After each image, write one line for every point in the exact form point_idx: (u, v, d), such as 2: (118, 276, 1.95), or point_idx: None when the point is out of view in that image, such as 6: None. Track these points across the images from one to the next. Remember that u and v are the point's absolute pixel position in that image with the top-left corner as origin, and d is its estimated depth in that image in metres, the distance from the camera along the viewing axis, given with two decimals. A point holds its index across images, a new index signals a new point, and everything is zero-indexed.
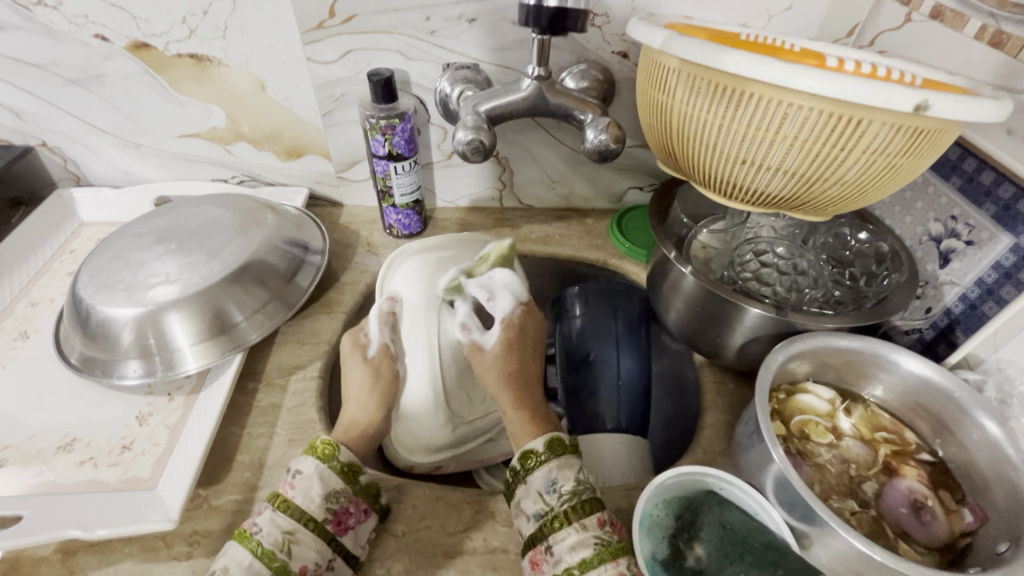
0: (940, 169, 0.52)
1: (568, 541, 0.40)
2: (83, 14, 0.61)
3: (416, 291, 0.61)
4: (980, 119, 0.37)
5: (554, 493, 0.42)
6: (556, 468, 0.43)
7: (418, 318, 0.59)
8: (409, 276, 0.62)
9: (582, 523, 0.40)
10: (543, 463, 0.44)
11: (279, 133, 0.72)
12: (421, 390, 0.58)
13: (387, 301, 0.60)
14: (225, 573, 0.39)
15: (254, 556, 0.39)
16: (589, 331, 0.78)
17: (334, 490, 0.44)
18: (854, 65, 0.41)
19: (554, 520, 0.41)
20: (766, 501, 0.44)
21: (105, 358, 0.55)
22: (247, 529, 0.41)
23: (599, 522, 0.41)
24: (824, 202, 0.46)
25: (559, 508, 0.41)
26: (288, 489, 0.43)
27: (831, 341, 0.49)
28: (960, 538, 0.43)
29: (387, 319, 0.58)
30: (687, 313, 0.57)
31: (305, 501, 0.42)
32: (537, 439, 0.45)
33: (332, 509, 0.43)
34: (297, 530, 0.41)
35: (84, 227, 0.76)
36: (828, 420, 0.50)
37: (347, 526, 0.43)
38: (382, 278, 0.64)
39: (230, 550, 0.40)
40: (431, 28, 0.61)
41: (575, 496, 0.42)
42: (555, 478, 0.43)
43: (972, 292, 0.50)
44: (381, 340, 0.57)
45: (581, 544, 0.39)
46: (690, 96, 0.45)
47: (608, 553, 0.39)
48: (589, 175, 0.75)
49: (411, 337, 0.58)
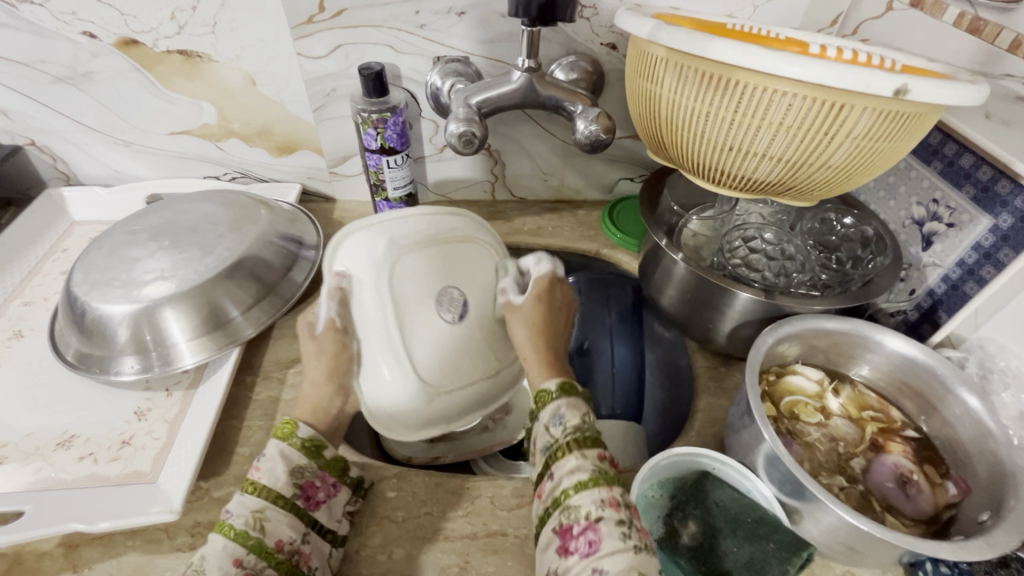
0: (921, 154, 0.54)
1: (566, 468, 0.39)
2: (70, 11, 0.61)
3: (367, 262, 0.49)
4: (958, 103, 0.38)
5: (560, 425, 0.41)
6: (568, 404, 0.43)
7: (366, 295, 0.49)
8: (358, 243, 0.50)
9: (583, 452, 0.40)
10: (554, 399, 0.43)
11: (270, 130, 0.72)
12: (395, 378, 0.48)
13: (335, 276, 0.49)
14: (201, 558, 0.38)
15: (226, 540, 0.39)
16: (584, 322, 0.82)
17: (298, 466, 0.43)
18: (835, 51, 0.42)
19: (558, 451, 0.40)
20: (757, 479, 0.45)
21: (101, 354, 0.55)
22: (221, 517, 0.40)
23: (600, 455, 0.40)
24: (812, 186, 0.47)
25: (563, 440, 0.41)
26: (253, 472, 0.42)
27: (818, 323, 0.50)
28: (944, 510, 0.44)
29: (338, 294, 0.49)
30: (679, 300, 0.58)
31: (271, 481, 0.42)
32: (551, 380, 0.45)
33: (300, 484, 0.43)
34: (267, 507, 0.41)
35: (75, 226, 0.76)
36: (817, 400, 0.51)
37: (318, 501, 0.44)
38: (326, 253, 0.51)
39: (208, 541, 0.39)
40: (421, 22, 0.62)
41: (580, 430, 0.41)
42: (564, 414, 0.42)
43: (954, 273, 0.51)
44: (326, 316, 0.49)
45: (579, 469, 0.39)
46: (678, 84, 0.45)
47: (603, 480, 0.38)
48: (581, 167, 0.76)
49: (362, 318, 0.49)
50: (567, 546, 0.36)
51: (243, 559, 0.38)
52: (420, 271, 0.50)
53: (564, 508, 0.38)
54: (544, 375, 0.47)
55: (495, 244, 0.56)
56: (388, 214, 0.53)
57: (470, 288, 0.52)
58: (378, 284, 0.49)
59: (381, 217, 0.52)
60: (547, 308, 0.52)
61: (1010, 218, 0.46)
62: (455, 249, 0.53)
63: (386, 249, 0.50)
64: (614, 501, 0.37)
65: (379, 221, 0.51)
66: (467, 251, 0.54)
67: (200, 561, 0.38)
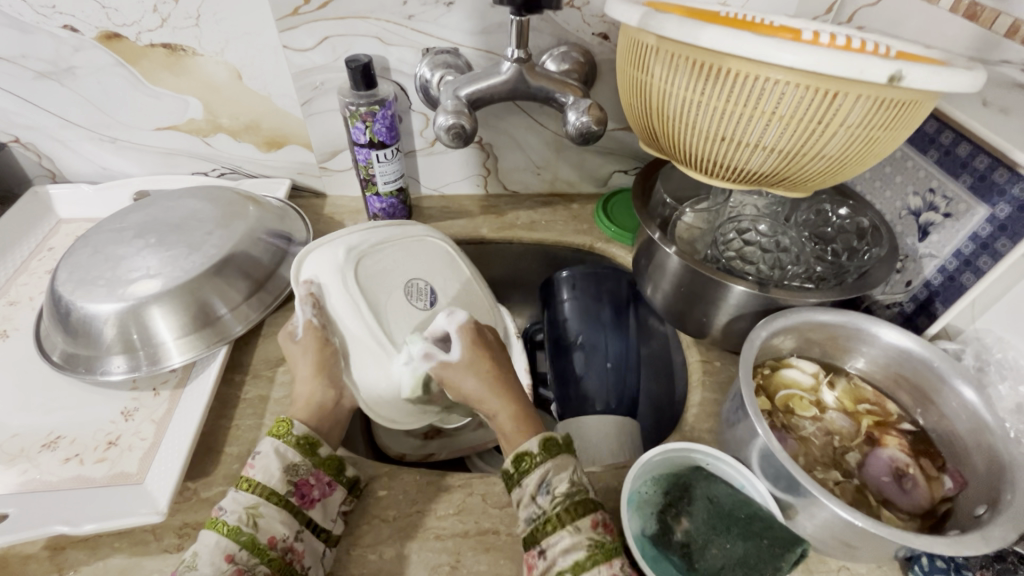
0: (917, 143, 0.53)
1: (561, 544, 0.39)
2: (50, 4, 0.60)
3: (332, 267, 0.54)
4: (953, 90, 0.38)
5: (548, 495, 0.41)
6: (552, 468, 0.42)
7: (338, 297, 0.52)
8: (322, 251, 0.55)
9: (575, 525, 0.39)
10: (540, 464, 0.42)
11: (257, 124, 0.71)
12: (381, 365, 0.51)
13: (303, 285, 0.53)
14: (194, 556, 0.38)
15: (220, 535, 0.39)
16: (578, 316, 0.78)
17: (293, 464, 0.44)
18: (829, 38, 0.41)
19: (548, 523, 0.40)
20: (750, 473, 0.45)
21: (88, 354, 0.54)
22: (213, 515, 0.41)
23: (593, 523, 0.40)
24: (806, 176, 0.46)
25: (552, 511, 0.40)
26: (248, 470, 0.43)
27: (813, 316, 0.49)
28: (940, 503, 0.44)
29: (309, 300, 0.52)
30: (673, 294, 0.58)
31: (265, 478, 0.42)
32: (532, 440, 0.43)
33: (294, 482, 0.43)
34: (260, 504, 0.41)
35: (62, 224, 0.75)
36: (812, 394, 0.51)
37: (313, 499, 0.44)
38: (292, 269, 0.55)
39: (199, 538, 0.40)
40: (409, 13, 0.60)
41: (569, 497, 0.40)
42: (550, 480, 0.41)
43: (951, 264, 0.50)
44: (305, 319, 0.51)
45: (575, 546, 0.39)
46: (669, 74, 0.44)
47: (602, 555, 0.38)
48: (574, 160, 0.75)
49: (339, 314, 0.52)
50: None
51: (235, 554, 0.39)
52: (381, 269, 0.55)
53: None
54: (519, 433, 0.44)
55: (446, 242, 0.62)
56: (345, 231, 0.58)
57: (430, 276, 0.58)
58: (347, 285, 0.53)
59: (341, 233, 0.58)
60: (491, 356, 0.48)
61: (1007, 207, 0.45)
62: (412, 246, 0.59)
63: (349, 254, 0.55)
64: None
65: (339, 236, 0.57)
66: (421, 246, 0.60)
67: (192, 559, 0.38)
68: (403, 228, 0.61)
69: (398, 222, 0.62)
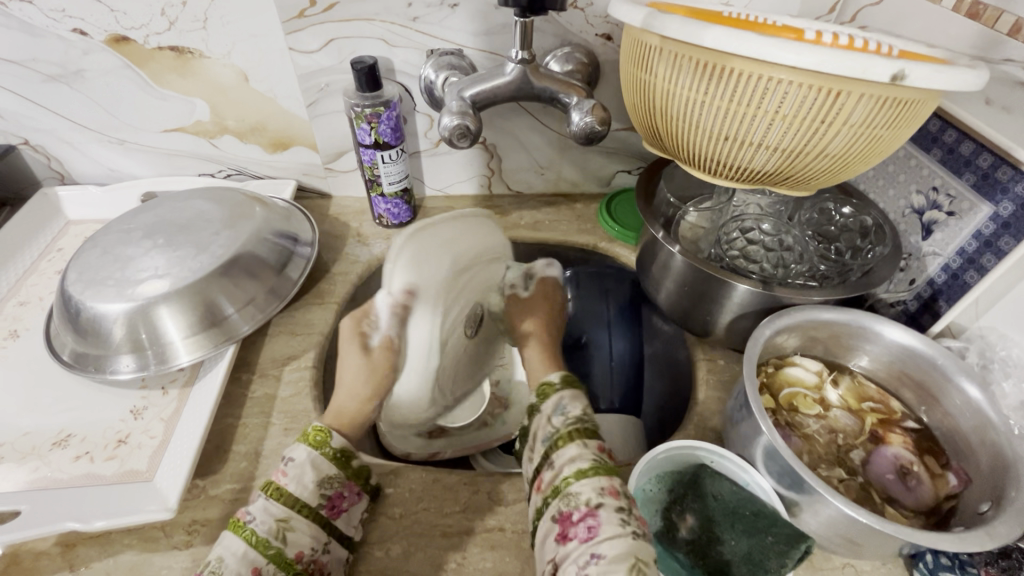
0: (921, 142, 0.53)
1: (567, 456, 0.41)
2: (60, 8, 0.60)
3: (433, 281, 0.55)
4: (956, 88, 0.38)
5: (563, 416, 0.45)
6: (568, 396, 0.47)
7: (427, 315, 0.55)
8: (421, 258, 0.54)
9: (584, 442, 0.42)
10: (558, 391, 0.47)
11: (263, 126, 0.71)
12: (419, 383, 0.58)
13: (403, 295, 0.53)
14: (220, 562, 0.39)
15: (249, 545, 0.39)
16: (582, 315, 0.80)
17: (327, 477, 0.44)
18: (831, 37, 0.42)
19: (560, 439, 0.43)
20: (755, 471, 0.45)
21: (97, 353, 0.55)
22: (240, 518, 0.41)
23: (600, 447, 0.42)
24: (809, 175, 0.46)
25: (565, 429, 0.43)
26: (280, 477, 0.43)
27: (816, 315, 0.50)
28: (946, 501, 0.44)
29: (399, 313, 0.53)
30: (677, 293, 0.58)
31: (298, 488, 0.43)
32: (555, 375, 0.50)
33: (326, 494, 0.43)
34: (291, 516, 0.41)
35: (71, 226, 0.75)
36: (816, 392, 0.51)
37: (341, 509, 0.44)
38: (388, 261, 0.53)
39: (225, 541, 0.40)
40: (414, 15, 0.61)
41: (580, 419, 0.44)
42: (566, 406, 0.45)
43: (954, 262, 0.50)
44: (386, 332, 0.53)
45: (579, 458, 0.41)
46: (673, 73, 0.45)
47: (604, 470, 0.40)
48: (577, 159, 0.76)
49: (416, 332, 0.55)
50: (566, 533, 0.37)
51: (261, 568, 0.39)
52: (465, 288, 0.59)
53: (562, 496, 0.39)
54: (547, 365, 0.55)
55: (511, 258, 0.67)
56: (441, 224, 0.57)
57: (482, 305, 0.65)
58: (437, 307, 0.55)
59: (433, 224, 0.56)
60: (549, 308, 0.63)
61: (1011, 206, 0.45)
62: (489, 271, 0.63)
63: (451, 270, 0.56)
64: (613, 490, 0.38)
65: (433, 228, 0.55)
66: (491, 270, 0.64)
67: (218, 564, 0.38)
68: (489, 226, 0.63)
69: (479, 216, 0.62)
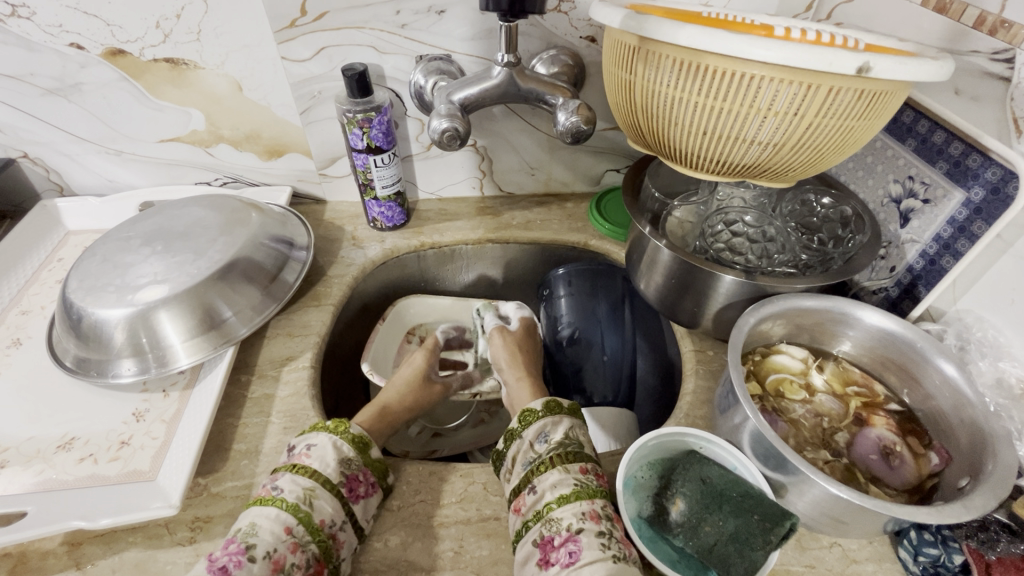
0: (896, 133, 0.55)
1: (549, 481, 0.45)
2: (57, 23, 0.62)
3: None
4: (920, 79, 0.39)
5: (545, 442, 0.49)
6: (551, 423, 0.51)
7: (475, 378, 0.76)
8: None
9: (564, 467, 0.46)
10: (540, 418, 0.51)
11: (258, 134, 0.73)
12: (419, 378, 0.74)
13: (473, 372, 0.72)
14: (253, 526, 0.41)
15: (280, 509, 0.42)
16: (576, 313, 0.78)
17: (346, 458, 0.47)
18: (800, 33, 0.43)
19: (541, 464, 0.47)
20: (743, 456, 0.46)
21: (99, 358, 0.56)
22: (267, 493, 0.44)
23: (582, 469, 0.46)
24: (786, 166, 0.48)
25: (546, 455, 0.47)
26: (304, 459, 0.46)
27: (798, 302, 0.51)
28: (928, 479, 0.45)
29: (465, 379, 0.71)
30: (665, 287, 0.59)
31: (321, 466, 0.46)
32: (536, 401, 0.53)
33: (345, 474, 0.46)
34: (315, 487, 0.44)
35: (70, 236, 0.77)
36: (801, 377, 0.53)
37: (359, 494, 0.46)
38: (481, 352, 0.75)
39: (255, 512, 0.43)
40: (402, 22, 0.63)
41: (563, 445, 0.48)
42: (548, 431, 0.50)
43: (931, 248, 0.52)
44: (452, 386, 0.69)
45: (560, 483, 0.45)
46: (651, 71, 0.46)
47: (585, 493, 0.44)
48: (566, 160, 0.78)
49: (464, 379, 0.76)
50: (548, 557, 0.41)
51: (293, 528, 0.42)
52: None
53: (545, 521, 0.43)
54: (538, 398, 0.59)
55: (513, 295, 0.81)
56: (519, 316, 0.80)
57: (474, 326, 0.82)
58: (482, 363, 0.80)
59: None
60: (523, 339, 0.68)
61: (981, 191, 0.47)
62: None
63: None
64: (593, 515, 0.43)
65: None
66: None
67: (253, 527, 0.41)
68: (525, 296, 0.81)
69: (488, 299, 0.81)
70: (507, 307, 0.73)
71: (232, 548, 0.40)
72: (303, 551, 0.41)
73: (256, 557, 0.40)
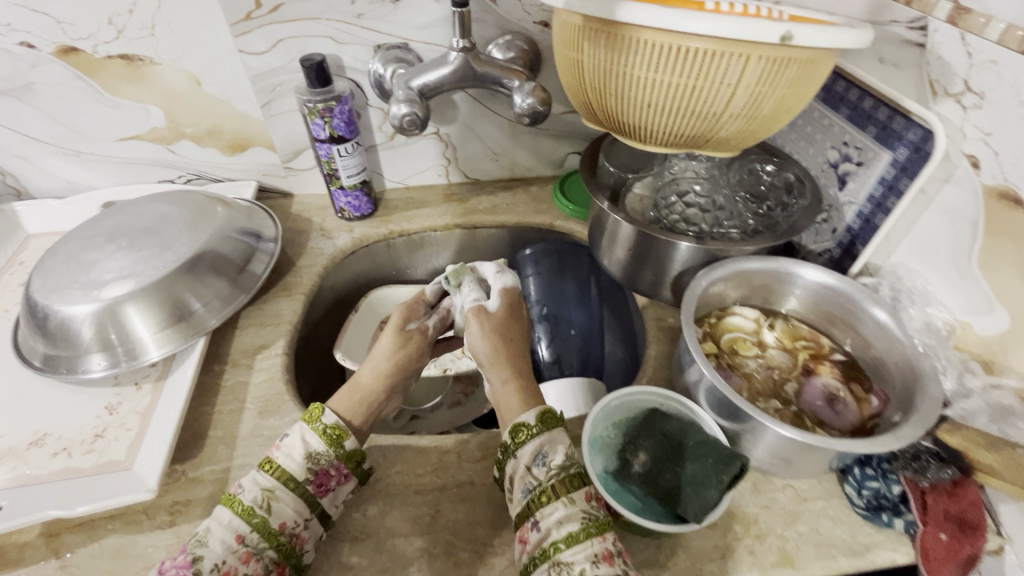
0: (830, 103, 0.58)
1: (555, 517, 0.42)
2: (5, 22, 0.61)
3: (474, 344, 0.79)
4: (840, 45, 0.43)
5: (544, 466, 0.45)
6: (547, 441, 0.47)
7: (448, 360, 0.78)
8: None
9: (570, 497, 0.43)
10: (536, 436, 0.47)
11: (220, 129, 0.73)
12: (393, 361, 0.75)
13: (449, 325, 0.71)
14: (208, 531, 0.43)
15: (235, 514, 0.43)
16: (544, 290, 0.80)
17: (315, 452, 0.47)
18: (732, 7, 0.46)
19: (543, 495, 0.44)
20: (699, 409, 0.49)
21: (67, 355, 0.56)
22: (232, 492, 0.45)
23: (587, 496, 0.43)
24: (726, 137, 0.51)
25: (547, 483, 0.44)
26: (274, 453, 0.47)
27: (745, 264, 0.54)
28: (868, 420, 0.49)
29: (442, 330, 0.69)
30: (627, 259, 0.62)
31: (287, 462, 0.46)
32: (529, 414, 0.49)
33: (314, 470, 0.46)
34: (275, 488, 0.45)
35: (30, 239, 0.76)
36: (754, 335, 0.56)
37: (329, 488, 0.46)
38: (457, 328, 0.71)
39: (217, 511, 0.44)
40: (358, 12, 0.64)
41: (565, 469, 0.45)
42: (545, 452, 0.46)
43: (866, 208, 0.56)
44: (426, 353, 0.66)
45: (569, 518, 0.42)
46: (595, 50, 0.49)
47: (595, 528, 0.42)
48: (529, 145, 0.80)
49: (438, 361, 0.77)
50: None
51: (246, 536, 0.43)
52: None
53: (554, 563, 0.41)
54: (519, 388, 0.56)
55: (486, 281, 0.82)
56: None
57: None
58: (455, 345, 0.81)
59: None
60: (507, 314, 0.63)
61: (905, 151, 0.50)
62: None
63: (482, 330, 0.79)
64: (607, 555, 0.40)
65: None
66: None
67: (206, 534, 0.42)
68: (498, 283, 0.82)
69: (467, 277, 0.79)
70: (488, 269, 0.67)
71: (179, 560, 0.41)
72: (256, 559, 0.42)
73: (203, 569, 0.40)
